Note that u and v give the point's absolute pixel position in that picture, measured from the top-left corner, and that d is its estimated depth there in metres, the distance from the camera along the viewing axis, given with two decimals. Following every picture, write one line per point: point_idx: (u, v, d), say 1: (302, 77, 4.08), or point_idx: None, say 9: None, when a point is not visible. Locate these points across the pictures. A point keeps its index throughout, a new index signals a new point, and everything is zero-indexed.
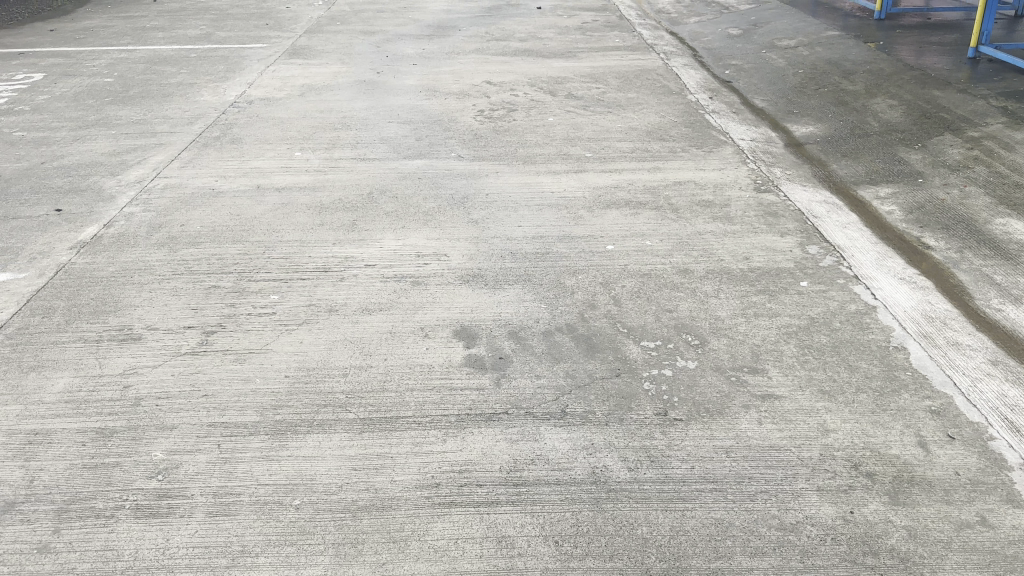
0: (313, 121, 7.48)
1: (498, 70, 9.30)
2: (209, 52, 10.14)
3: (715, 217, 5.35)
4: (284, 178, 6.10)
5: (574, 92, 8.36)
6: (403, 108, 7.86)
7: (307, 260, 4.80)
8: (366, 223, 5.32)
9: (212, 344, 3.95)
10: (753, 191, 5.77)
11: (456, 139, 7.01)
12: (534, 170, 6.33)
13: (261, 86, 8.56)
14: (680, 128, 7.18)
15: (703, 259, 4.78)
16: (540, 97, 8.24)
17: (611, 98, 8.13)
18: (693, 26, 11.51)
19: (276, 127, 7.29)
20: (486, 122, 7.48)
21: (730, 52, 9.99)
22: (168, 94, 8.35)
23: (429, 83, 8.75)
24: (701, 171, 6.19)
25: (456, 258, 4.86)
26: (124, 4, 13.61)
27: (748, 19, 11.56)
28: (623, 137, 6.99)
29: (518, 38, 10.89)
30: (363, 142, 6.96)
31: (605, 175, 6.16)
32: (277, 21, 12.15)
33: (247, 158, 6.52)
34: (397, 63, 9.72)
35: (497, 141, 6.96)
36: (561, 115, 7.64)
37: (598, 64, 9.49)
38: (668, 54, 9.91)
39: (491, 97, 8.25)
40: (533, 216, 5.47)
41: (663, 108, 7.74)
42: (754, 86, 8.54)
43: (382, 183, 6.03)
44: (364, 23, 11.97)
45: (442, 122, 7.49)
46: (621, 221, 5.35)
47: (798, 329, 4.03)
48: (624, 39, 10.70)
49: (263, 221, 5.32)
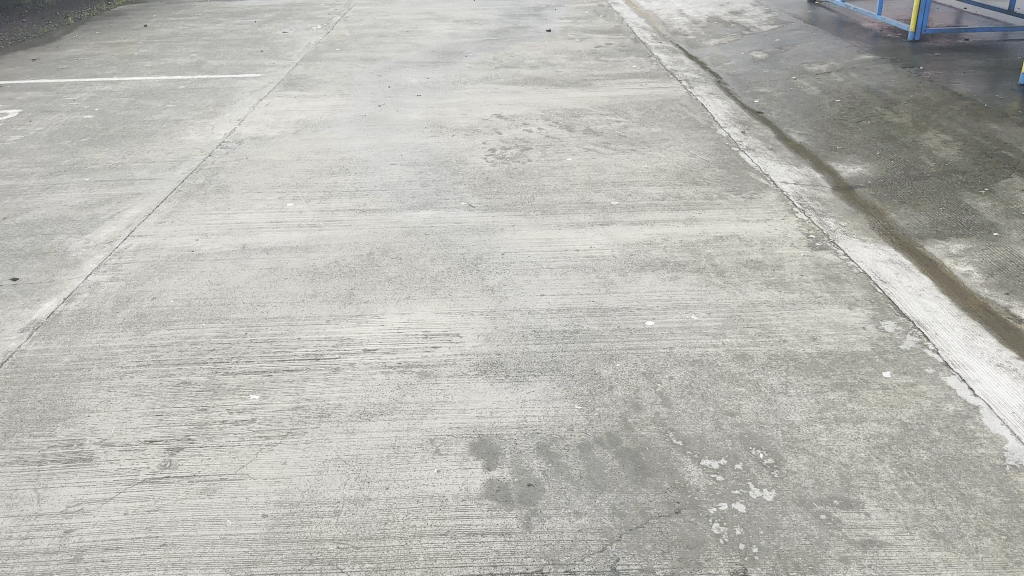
0: (308, 164, 6.81)
1: (509, 102, 8.63)
2: (199, 83, 9.51)
3: (768, 282, 4.64)
4: (271, 235, 5.41)
5: (592, 127, 7.69)
6: (407, 148, 7.19)
7: (295, 344, 4.11)
8: (365, 292, 4.63)
9: (175, 469, 3.25)
10: (808, 248, 5.06)
11: (466, 184, 6.33)
12: (554, 221, 5.64)
13: (253, 123, 7.91)
14: (714, 169, 6.49)
15: (763, 340, 4.07)
16: (555, 132, 7.56)
17: (634, 133, 7.45)
18: (714, 49, 10.84)
19: (266, 172, 6.62)
20: (498, 163, 6.81)
21: (757, 78, 9.32)
22: (152, 134, 7.70)
23: (434, 118, 8.09)
24: (745, 222, 5.48)
25: (470, 338, 4.16)
26: (115, 29, 13.02)
27: (772, 41, 10.92)
28: (652, 180, 6.30)
29: (528, 65, 10.24)
30: (363, 189, 6.28)
31: (635, 227, 5.46)
32: (272, 47, 11.53)
33: (232, 210, 5.84)
34: (400, 94, 9.06)
35: (512, 186, 6.28)
36: (581, 154, 6.96)
37: (616, 94, 8.82)
38: (691, 82, 9.24)
39: (503, 132, 7.59)
40: (557, 281, 4.77)
41: (692, 145, 7.05)
42: (789, 117, 7.87)
43: (384, 240, 5.34)
44: (365, 49, 11.35)
45: (450, 164, 6.82)
46: (660, 287, 4.65)
47: (891, 442, 3.33)
48: (642, 65, 10.04)
49: (246, 292, 4.63)
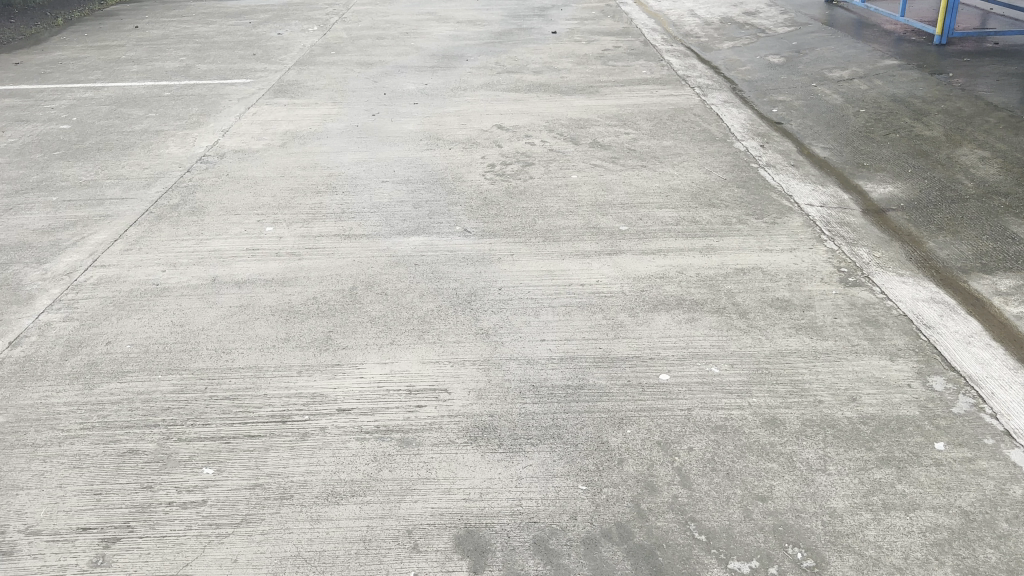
0: (293, 181, 6.33)
1: (510, 112, 8.13)
2: (185, 90, 9.04)
3: (798, 327, 4.14)
4: (245, 265, 4.92)
5: (600, 140, 7.18)
6: (400, 163, 6.70)
7: (261, 402, 3.62)
8: (343, 334, 4.13)
9: (108, 567, 2.78)
10: (840, 284, 4.55)
11: (461, 206, 5.84)
12: (556, 248, 5.13)
13: (238, 134, 7.44)
14: (731, 188, 5.98)
15: (795, 400, 3.57)
16: (560, 145, 7.06)
17: (644, 148, 6.94)
18: (728, 53, 10.30)
19: (247, 190, 6.14)
20: (497, 181, 6.32)
21: (774, 85, 8.79)
22: (129, 146, 7.23)
23: (431, 129, 7.60)
24: (768, 251, 4.97)
25: (459, 393, 3.65)
26: (104, 31, 12.56)
27: (789, 44, 10.38)
28: (665, 201, 5.79)
29: (532, 70, 9.73)
30: (350, 210, 5.79)
31: (646, 256, 4.96)
32: (265, 50, 11.04)
33: (205, 236, 5.35)
34: (396, 102, 8.56)
35: (511, 208, 5.78)
36: (587, 171, 6.45)
37: (624, 102, 8.30)
38: (704, 89, 8.71)
39: (503, 145, 7.09)
40: (560, 322, 4.26)
41: (708, 161, 6.54)
42: (810, 129, 7.35)
43: (369, 271, 4.85)
44: (361, 52, 10.86)
45: (446, 181, 6.33)
46: (676, 329, 4.14)
47: (952, 537, 2.83)
48: (652, 70, 9.51)
49: (211, 336, 4.15)
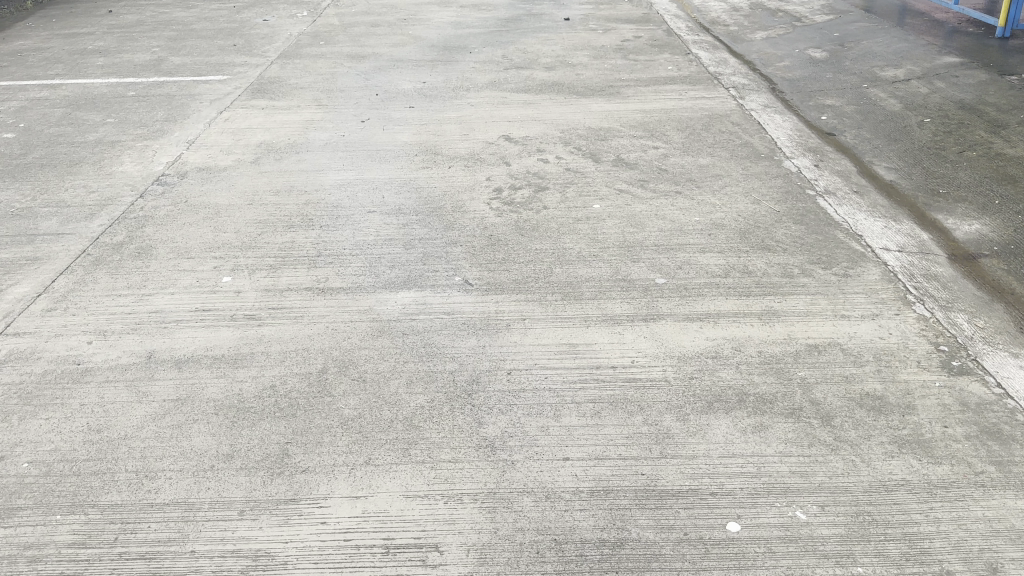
0: (263, 210, 5.35)
1: (520, 118, 7.12)
2: (152, 90, 8.05)
3: (900, 442, 3.16)
4: (191, 337, 3.96)
5: (624, 156, 6.18)
6: (391, 187, 5.71)
7: (185, 568, 2.67)
8: (304, 446, 3.18)
9: None
10: (943, 371, 3.57)
11: (463, 246, 4.87)
12: (578, 309, 4.15)
13: (205, 147, 6.45)
14: (787, 224, 4.98)
15: (914, 572, 2.60)
16: (578, 164, 6.06)
17: (677, 167, 5.94)
18: (762, 45, 9.23)
19: (206, 224, 5.17)
20: (504, 212, 5.34)
21: (818, 86, 7.75)
22: (78, 162, 6.26)
23: (428, 141, 6.62)
24: (844, 319, 3.99)
25: (455, 552, 2.70)
26: (74, 17, 11.52)
27: (830, 35, 9.31)
28: (708, 242, 4.80)
29: (543, 65, 8.69)
30: (328, 250, 4.83)
31: (692, 323, 3.98)
32: (246, 40, 10.00)
33: (148, 290, 4.40)
34: (389, 105, 7.56)
35: (522, 249, 4.81)
36: (611, 199, 5.47)
37: (650, 106, 7.28)
38: (740, 89, 7.67)
39: (511, 164, 6.12)
40: (586, 425, 3.28)
41: (754, 186, 5.54)
42: (868, 144, 6.33)
43: (345, 342, 3.88)
44: (354, 43, 9.83)
45: (445, 211, 5.35)
46: (741, 441, 3.17)
47: None
48: (678, 66, 8.47)
49: (134, 451, 3.20)
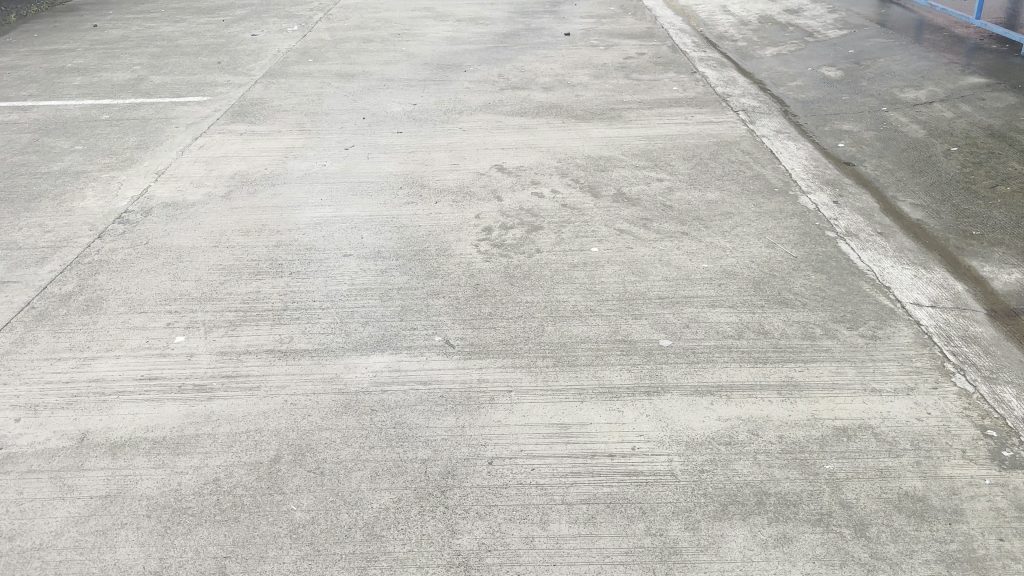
0: (230, 253, 4.89)
1: (515, 145, 6.66)
2: (127, 113, 7.62)
3: (948, 561, 2.68)
4: (131, 414, 3.50)
5: (625, 190, 5.70)
6: (371, 227, 5.25)
7: None
8: (245, 564, 2.71)
9: None
10: (993, 465, 3.08)
11: (445, 296, 4.39)
12: (572, 378, 3.65)
13: (174, 179, 6.01)
14: (805, 273, 4.49)
15: None
16: (575, 199, 5.59)
17: (683, 203, 5.46)
18: (773, 63, 8.75)
19: (165, 270, 4.71)
20: (493, 255, 4.87)
21: (834, 109, 7.27)
22: (36, 195, 5.80)
23: (415, 172, 6.17)
24: (874, 395, 3.50)
25: None
26: (56, 31, 11.10)
27: (845, 52, 8.83)
28: (718, 293, 4.31)
29: (541, 85, 8.24)
30: (295, 301, 4.35)
31: (701, 396, 3.49)
32: (232, 57, 9.57)
33: (91, 352, 3.94)
34: (376, 130, 7.11)
35: (511, 301, 4.34)
36: (611, 240, 4.99)
37: (654, 131, 6.81)
38: (750, 113, 7.20)
39: (503, 199, 5.65)
40: (578, 534, 2.80)
41: (767, 226, 5.06)
42: (890, 176, 5.85)
43: (305, 419, 3.41)
44: (344, 60, 9.39)
45: (428, 254, 4.88)
46: (761, 559, 2.69)
47: None
48: (684, 86, 8.00)
49: (47, 568, 2.74)
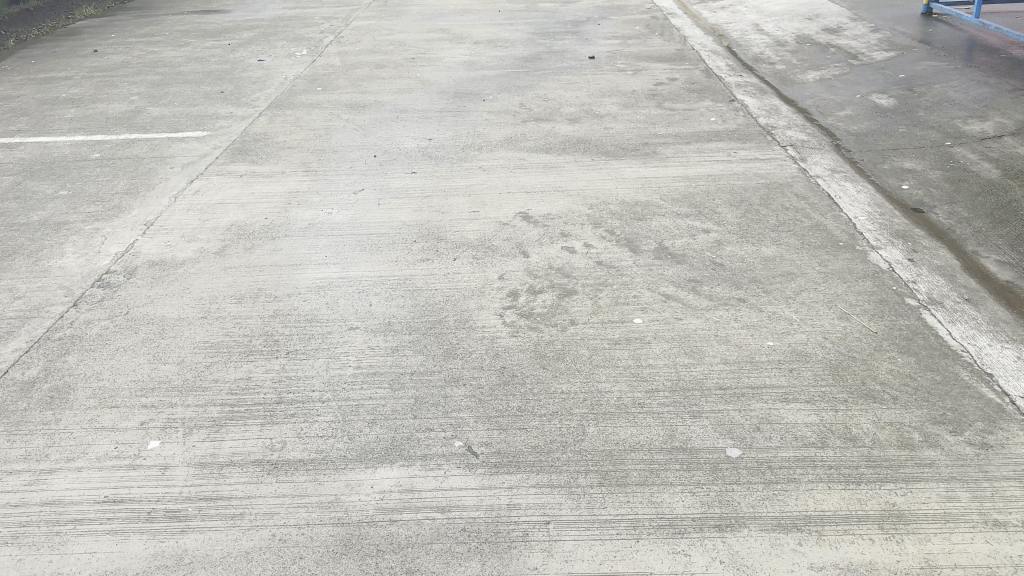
0: (219, 327, 4.28)
1: (540, 188, 6.04)
2: (120, 151, 7.06)
3: None
4: (86, 554, 2.88)
5: (667, 243, 5.06)
6: (380, 290, 4.63)
7: None
8: None
9: None
10: None
11: (467, 382, 3.75)
12: (622, 504, 2.99)
13: (164, 233, 5.43)
14: (889, 357, 3.83)
15: None
16: (612, 255, 4.94)
17: (735, 260, 4.80)
18: (816, 90, 8.10)
19: (144, 350, 4.11)
20: (520, 326, 4.23)
21: (890, 143, 6.61)
22: (11, 252, 5.23)
23: (430, 221, 5.56)
24: (999, 533, 2.84)
25: None
26: (55, 58, 10.62)
27: (894, 77, 8.18)
28: (789, 382, 3.65)
29: (566, 116, 7.64)
30: (290, 391, 3.73)
31: (786, 534, 2.84)
32: (236, 87, 9.03)
33: (47, 462, 3.33)
34: (388, 170, 6.52)
35: (543, 390, 3.68)
36: (656, 308, 4.33)
37: (694, 171, 6.17)
38: (799, 148, 6.54)
39: (529, 254, 5.03)
40: None
41: (836, 292, 4.40)
42: (967, 226, 5.18)
43: (294, 566, 2.77)
44: (355, 88, 8.84)
45: (446, 327, 4.24)
46: None
47: None
48: (722, 117, 7.36)
49: None
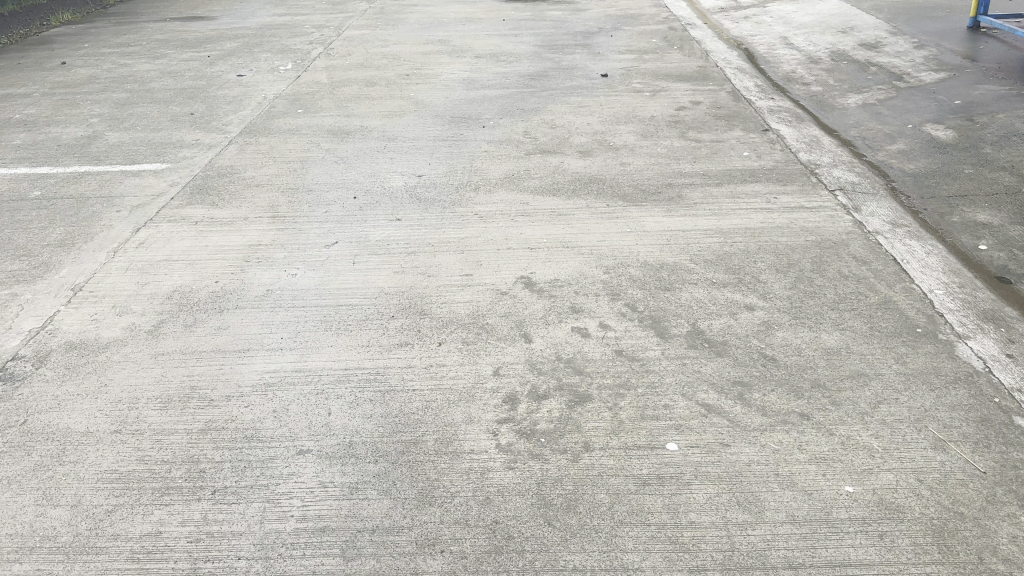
0: (133, 450, 3.36)
1: (546, 243, 5.11)
2: (64, 188, 6.14)
3: None
4: None
5: (703, 325, 4.11)
6: (343, 390, 3.69)
7: None
8: None
9: None
10: None
11: (446, 545, 2.82)
12: None
13: (92, 303, 4.51)
14: (1008, 516, 2.88)
15: None
16: (635, 339, 4.00)
17: (789, 353, 3.85)
18: (860, 118, 7.14)
19: (32, 484, 3.19)
20: (518, 448, 3.27)
21: (957, 188, 5.66)
22: None
23: (411, 287, 4.62)
24: None
25: None
26: (15, 71, 9.70)
27: (948, 103, 7.23)
28: (881, 560, 2.71)
29: (576, 148, 6.71)
30: (210, 556, 2.81)
31: None
32: (208, 109, 8.12)
33: None
34: (368, 216, 5.59)
35: (549, 562, 2.73)
36: (695, 425, 3.37)
37: (729, 224, 5.22)
38: (850, 195, 5.59)
39: (532, 336, 4.08)
40: None
41: (923, 407, 3.46)
42: None
43: None
44: (340, 111, 7.92)
45: (423, 447, 3.30)
46: None
47: None
48: (756, 152, 6.40)
49: None
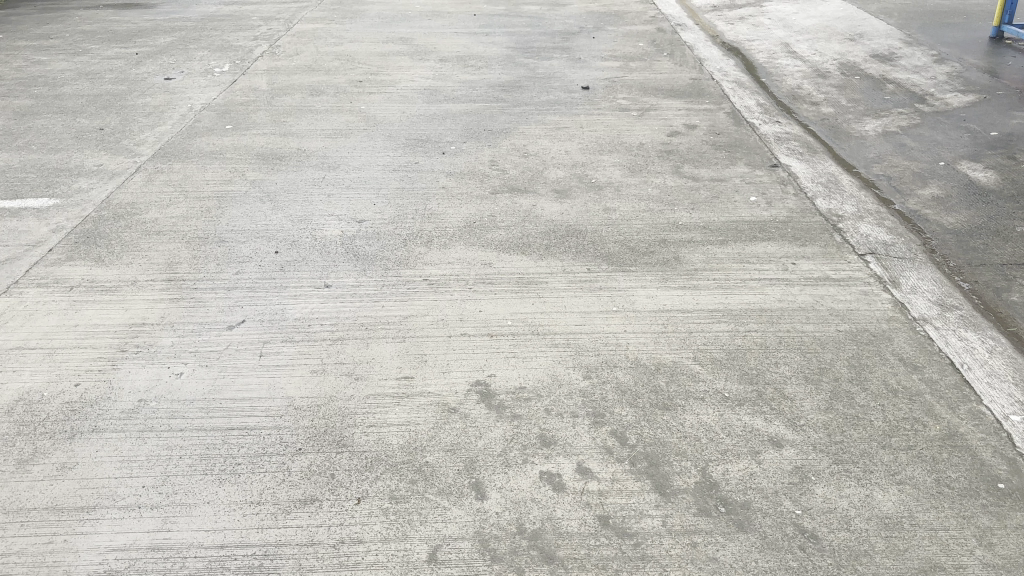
0: None
1: (510, 326, 4.04)
2: None
3: None
4: None
5: (716, 473, 3.06)
6: None
7: None
8: None
9: None
10: None
11: None
12: None
13: None
14: None
15: None
16: (624, 497, 2.96)
17: (835, 528, 2.82)
18: (883, 151, 6.12)
19: None
20: None
21: (1011, 253, 4.67)
22: None
23: (328, 397, 3.53)
24: None
25: None
26: None
27: (982, 135, 6.24)
28: None
29: (551, 184, 5.64)
30: None
31: None
32: (121, 123, 6.92)
33: None
34: (289, 278, 4.49)
35: None
36: None
37: (740, 302, 4.18)
38: (885, 261, 4.57)
39: (485, 487, 3.02)
40: None
41: None
42: None
43: None
44: (276, 129, 6.75)
45: None
46: None
47: None
48: (766, 197, 5.36)
49: None
